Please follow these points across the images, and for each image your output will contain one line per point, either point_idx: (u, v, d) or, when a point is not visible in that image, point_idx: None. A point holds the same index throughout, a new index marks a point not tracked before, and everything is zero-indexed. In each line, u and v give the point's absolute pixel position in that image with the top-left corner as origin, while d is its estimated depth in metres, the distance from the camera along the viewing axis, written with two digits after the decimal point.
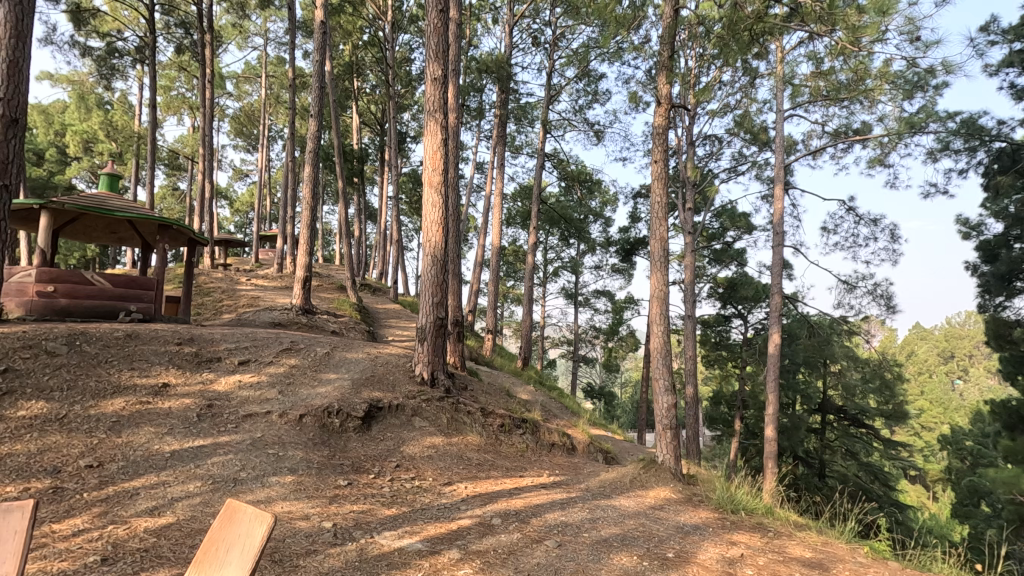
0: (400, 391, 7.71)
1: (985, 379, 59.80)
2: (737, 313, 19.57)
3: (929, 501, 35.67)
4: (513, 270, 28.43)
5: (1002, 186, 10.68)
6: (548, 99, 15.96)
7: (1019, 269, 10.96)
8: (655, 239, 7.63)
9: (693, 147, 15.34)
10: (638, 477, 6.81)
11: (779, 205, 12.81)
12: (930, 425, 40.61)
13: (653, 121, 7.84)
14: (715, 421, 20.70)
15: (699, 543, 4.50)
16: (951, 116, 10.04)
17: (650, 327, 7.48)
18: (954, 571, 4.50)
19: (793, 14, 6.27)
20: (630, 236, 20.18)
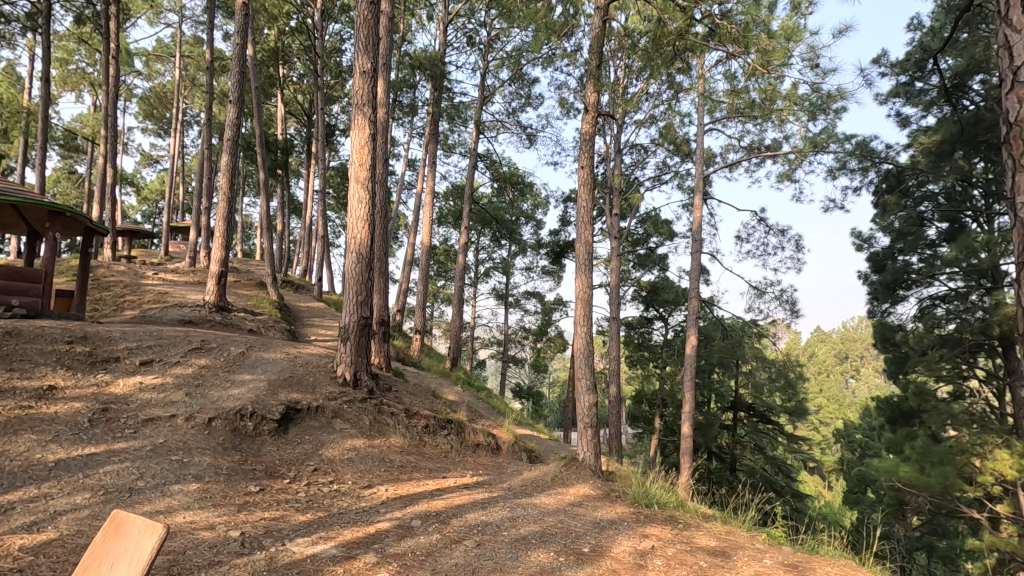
0: (320, 392, 7.44)
1: (873, 379, 66.09)
2: (659, 316, 20.48)
3: (825, 490, 38.92)
4: (443, 270, 28.20)
5: (889, 203, 11.89)
6: (482, 101, 15.96)
7: (902, 279, 12.15)
8: (581, 241, 7.83)
9: (620, 155, 15.88)
10: (559, 475, 6.95)
11: (698, 214, 13.58)
12: (826, 420, 44.42)
13: (580, 127, 8.06)
14: (636, 419, 21.56)
15: (614, 537, 4.66)
16: (848, 138, 11.06)
17: (575, 327, 7.69)
18: (838, 554, 4.93)
19: (712, 34, 6.59)
20: (560, 239, 20.59)
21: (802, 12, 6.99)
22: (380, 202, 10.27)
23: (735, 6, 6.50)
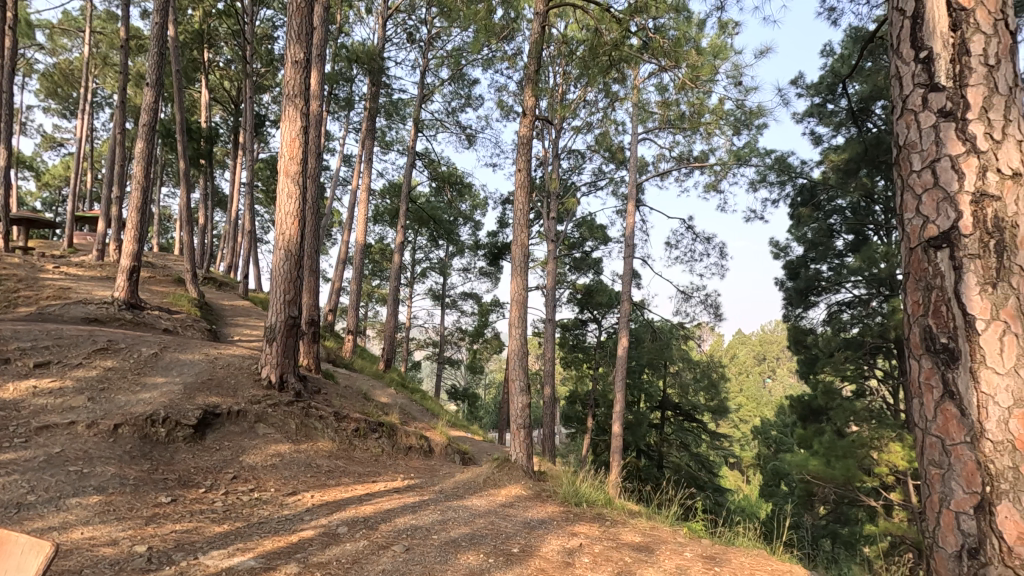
0: (242, 395, 7.06)
1: (788, 379, 70.84)
2: (593, 318, 21.00)
3: (744, 483, 41.33)
4: (379, 269, 27.57)
5: (803, 215, 12.82)
6: (421, 99, 15.74)
7: (813, 286, 13.12)
8: (517, 244, 7.89)
9: (558, 160, 16.14)
10: (491, 477, 6.95)
11: (630, 219, 14.04)
12: (745, 418, 47.20)
13: (518, 131, 8.13)
14: (570, 419, 22.01)
15: (544, 536, 4.73)
16: (768, 153, 11.81)
17: (510, 329, 7.74)
18: (751, 544, 5.24)
19: (646, 47, 6.82)
20: (498, 241, 20.66)
21: (729, 32, 7.39)
22: (312, 198, 9.90)
23: (667, 23, 6.76)
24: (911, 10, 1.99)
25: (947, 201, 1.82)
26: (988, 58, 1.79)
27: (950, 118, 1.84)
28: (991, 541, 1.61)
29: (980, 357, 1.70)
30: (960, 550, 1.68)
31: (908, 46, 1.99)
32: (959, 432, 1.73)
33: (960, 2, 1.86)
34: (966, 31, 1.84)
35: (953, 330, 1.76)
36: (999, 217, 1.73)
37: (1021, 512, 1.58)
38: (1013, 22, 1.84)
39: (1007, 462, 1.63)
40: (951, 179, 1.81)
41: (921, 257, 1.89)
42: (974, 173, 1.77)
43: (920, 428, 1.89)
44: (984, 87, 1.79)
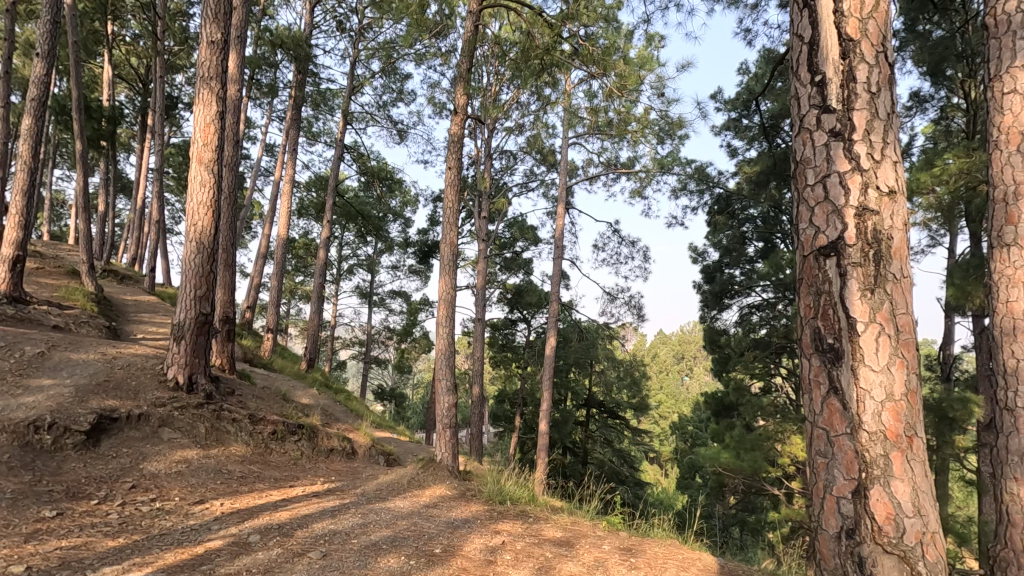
0: (144, 398, 6.52)
1: (703, 377, 75.02)
2: (522, 318, 21.21)
3: (663, 477, 43.25)
4: (302, 264, 26.45)
5: (719, 222, 13.64)
6: (351, 90, 15.23)
7: (727, 289, 13.96)
8: (445, 242, 7.83)
9: (490, 160, 16.17)
10: (415, 477, 6.86)
11: (560, 222, 14.32)
12: (665, 414, 49.35)
13: (448, 129, 8.07)
14: (498, 418, 22.14)
15: (467, 536, 4.73)
16: (689, 163, 12.43)
17: (437, 328, 7.67)
18: (665, 535, 5.49)
19: (577, 53, 6.98)
20: (428, 239, 20.38)
21: (655, 45, 7.71)
22: (228, 188, 9.33)
23: (597, 32, 6.93)
24: (808, 37, 2.16)
25: (836, 214, 1.99)
26: (870, 85, 2.00)
27: (840, 138, 2.01)
28: (865, 523, 1.79)
29: (860, 356, 1.88)
30: (840, 531, 1.85)
31: (806, 70, 2.15)
32: (841, 424, 1.89)
33: (848, 33, 2.04)
34: (854, 60, 2.02)
35: (838, 331, 1.93)
36: (877, 230, 1.92)
37: (889, 495, 1.78)
38: (891, 55, 2.04)
39: (879, 450, 1.82)
40: (839, 194, 1.99)
41: (812, 264, 2.05)
42: (857, 189, 1.96)
43: (810, 421, 2.05)
44: (868, 112, 1.99)
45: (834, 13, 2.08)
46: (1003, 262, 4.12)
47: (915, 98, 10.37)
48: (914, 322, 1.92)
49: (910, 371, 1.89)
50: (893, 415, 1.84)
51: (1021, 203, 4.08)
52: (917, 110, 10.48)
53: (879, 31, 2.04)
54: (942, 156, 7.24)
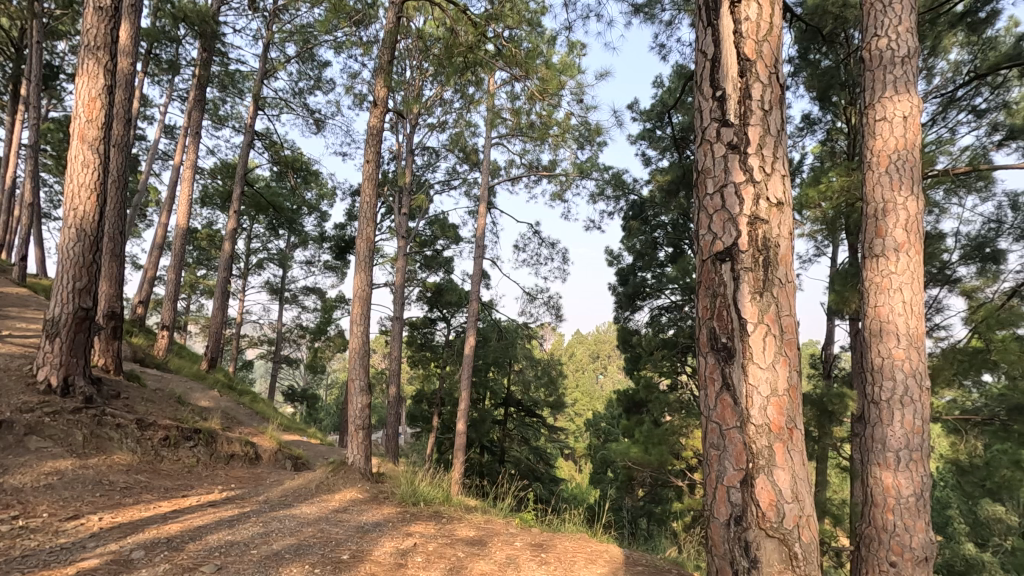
0: (7, 403, 5.76)
1: (617, 376, 78.12)
2: (442, 317, 20.98)
3: (577, 472, 44.49)
4: (206, 257, 24.63)
5: (634, 227, 14.25)
6: (263, 74, 14.36)
7: (639, 291, 14.59)
8: (362, 238, 7.58)
9: (411, 155, 15.88)
10: (325, 481, 6.60)
11: (481, 221, 14.32)
12: (580, 412, 50.78)
13: (367, 121, 7.83)
14: (415, 419, 21.82)
15: (377, 540, 4.60)
16: (606, 169, 12.88)
17: (351, 327, 7.40)
18: (576, 530, 5.64)
19: (500, 54, 6.99)
20: (346, 235, 19.63)
21: (576, 52, 7.90)
22: (116, 171, 8.47)
23: (521, 35, 6.98)
24: (711, 53, 2.29)
25: (731, 222, 2.13)
26: (763, 103, 2.16)
27: (737, 151, 2.15)
28: (751, 509, 1.93)
29: (750, 354, 2.02)
30: (730, 518, 1.97)
31: (708, 85, 2.28)
32: (732, 418, 2.02)
33: (746, 53, 2.18)
34: (750, 79, 2.17)
35: (731, 331, 2.06)
36: (766, 237, 2.08)
37: (771, 484, 1.93)
38: (782, 77, 2.22)
39: (764, 442, 1.97)
40: (734, 203, 2.13)
41: (710, 269, 2.18)
42: (750, 199, 2.10)
43: (704, 416, 2.18)
44: (760, 128, 2.14)
45: (733, 34, 2.22)
46: (873, 271, 4.63)
47: (806, 120, 11.38)
48: (796, 323, 2.09)
49: (792, 368, 2.05)
50: (777, 409, 1.99)
51: (887, 218, 4.60)
52: (807, 132, 11.52)
53: (772, 54, 2.20)
54: (827, 174, 8.00)
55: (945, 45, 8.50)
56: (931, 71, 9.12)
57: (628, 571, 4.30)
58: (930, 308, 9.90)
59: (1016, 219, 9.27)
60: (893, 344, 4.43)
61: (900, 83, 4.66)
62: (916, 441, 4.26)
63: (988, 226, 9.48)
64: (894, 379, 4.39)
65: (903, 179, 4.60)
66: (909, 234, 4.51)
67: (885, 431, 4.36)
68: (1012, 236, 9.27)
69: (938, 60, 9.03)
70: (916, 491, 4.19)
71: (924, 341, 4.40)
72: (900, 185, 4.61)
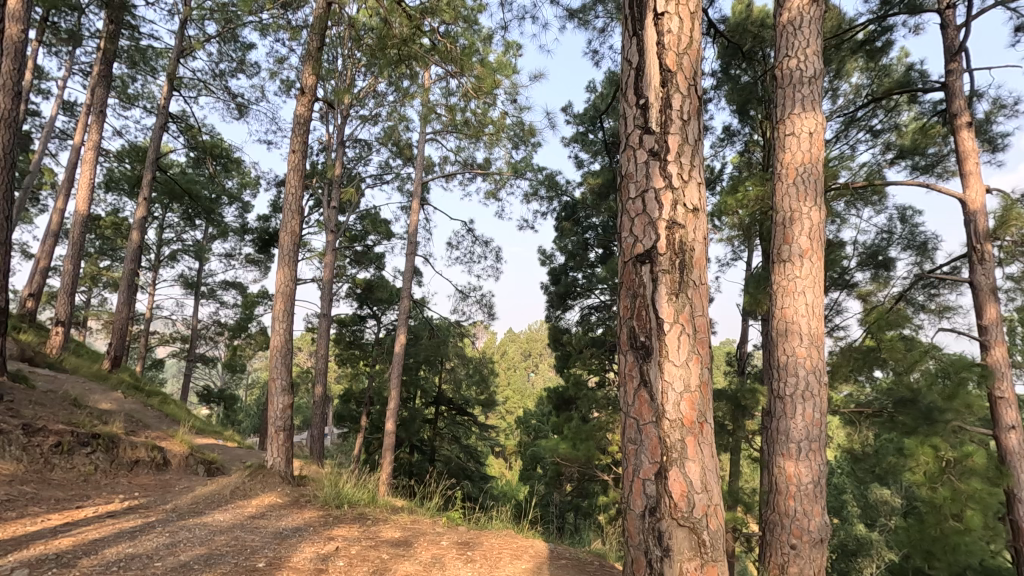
0: None
1: (548, 374, 79.39)
2: (372, 314, 20.45)
3: (507, 470, 44.83)
4: (110, 246, 22.66)
5: (566, 228, 14.54)
6: (179, 52, 13.39)
7: (571, 290, 14.88)
8: (285, 231, 7.25)
9: (342, 147, 15.36)
10: (241, 486, 6.26)
11: (415, 217, 14.08)
12: (511, 410, 51.28)
13: (294, 109, 7.50)
14: (342, 419, 21.16)
15: (296, 545, 4.42)
16: (540, 169, 13.03)
17: (273, 324, 7.06)
18: (503, 527, 5.69)
19: (434, 49, 6.88)
20: (270, 227, 18.69)
21: (512, 52, 7.94)
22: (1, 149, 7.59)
23: (457, 30, 6.93)
24: (636, 62, 2.37)
25: (651, 225, 2.21)
26: (683, 113, 2.27)
27: (658, 157, 2.24)
28: (664, 500, 2.02)
29: (666, 352, 2.11)
30: (645, 509, 2.06)
31: (633, 92, 2.36)
32: (648, 414, 2.11)
33: (667, 65, 2.28)
34: (671, 89, 2.27)
35: (649, 331, 2.15)
36: (683, 241, 2.18)
37: (683, 476, 2.03)
38: (700, 89, 2.34)
39: (678, 436, 2.07)
40: (654, 208, 2.22)
41: (632, 270, 2.26)
42: (668, 205, 2.20)
43: (623, 412, 2.26)
44: (679, 137, 2.25)
45: (656, 45, 2.30)
46: (781, 275, 4.98)
47: (726, 131, 12.05)
48: (709, 323, 2.21)
49: (704, 365, 2.17)
50: (689, 405, 2.10)
51: (794, 226, 4.96)
52: (727, 142, 12.20)
53: (692, 66, 2.31)
54: (744, 184, 8.51)
55: (848, 69, 9.28)
56: (835, 92, 9.93)
57: (552, 565, 4.38)
58: (831, 310, 10.77)
59: (904, 230, 10.27)
60: (796, 343, 4.79)
61: (807, 102, 5.04)
62: (815, 432, 4.62)
63: (881, 236, 10.44)
64: (797, 376, 4.75)
65: (808, 191, 4.97)
66: (812, 242, 4.89)
67: (788, 424, 4.71)
68: (901, 245, 10.26)
69: (841, 83, 9.86)
70: (814, 478, 4.55)
71: (824, 340, 4.78)
72: (805, 196, 4.97)
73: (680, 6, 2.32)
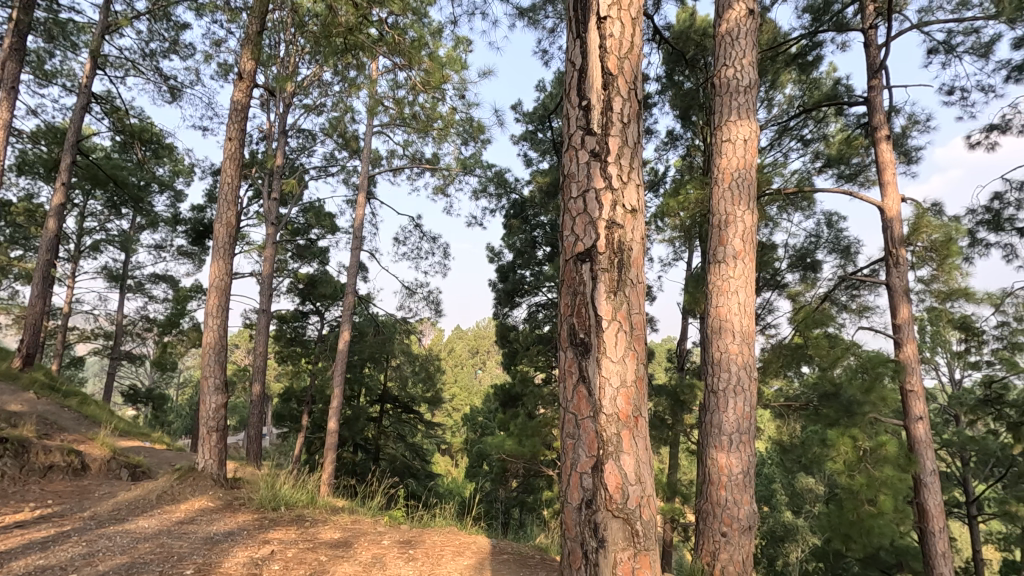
0: None
1: (495, 371, 79.65)
2: (315, 310, 19.83)
3: (453, 467, 44.64)
4: (23, 235, 20.87)
5: (514, 226, 14.61)
6: (104, 28, 12.49)
7: (518, 288, 14.96)
8: (221, 222, 6.92)
9: (284, 137, 14.80)
10: (168, 491, 5.94)
11: (360, 211, 13.75)
12: (457, 407, 51.12)
13: (231, 94, 7.16)
14: (282, 418, 20.43)
15: (228, 550, 4.25)
16: (489, 167, 13.01)
17: (206, 321, 6.73)
18: (446, 524, 5.67)
19: (382, 40, 6.73)
20: (205, 218, 17.78)
21: (462, 47, 7.89)
22: None
23: (406, 23, 6.81)
24: (579, 64, 2.40)
25: (591, 225, 2.26)
26: (623, 116, 2.33)
27: (598, 158, 2.29)
28: (600, 492, 2.07)
29: (603, 349, 2.17)
30: (581, 502, 2.11)
31: (576, 93, 2.39)
32: (586, 409, 2.16)
33: (609, 68, 2.33)
34: (612, 92, 2.33)
35: (588, 328, 2.19)
36: (621, 241, 2.24)
37: (618, 469, 2.10)
38: (640, 93, 2.40)
39: (613, 430, 2.13)
40: (594, 208, 2.27)
41: (572, 268, 2.30)
42: (608, 205, 2.25)
43: (562, 407, 2.30)
44: (619, 139, 2.31)
45: (598, 49, 2.35)
46: (716, 275, 5.20)
47: (669, 136, 12.46)
48: (645, 321, 2.28)
49: (639, 362, 2.24)
50: (625, 399, 2.16)
51: (728, 229, 5.20)
52: (670, 147, 12.60)
53: (632, 70, 2.38)
54: (685, 187, 8.81)
55: (782, 81, 9.80)
56: (770, 102, 10.45)
57: (493, 561, 4.41)
58: (763, 309, 11.35)
59: (830, 235, 10.95)
60: (729, 340, 5.02)
61: (742, 110, 5.28)
62: (745, 425, 4.87)
63: (809, 240, 11.09)
64: (729, 371, 4.98)
65: (742, 195, 5.21)
66: (745, 244, 5.14)
67: (721, 417, 4.93)
68: (827, 249, 10.94)
69: (776, 93, 10.39)
70: (744, 468, 4.79)
71: (754, 338, 5.03)
72: (739, 200, 5.21)
73: (622, 11, 2.37)
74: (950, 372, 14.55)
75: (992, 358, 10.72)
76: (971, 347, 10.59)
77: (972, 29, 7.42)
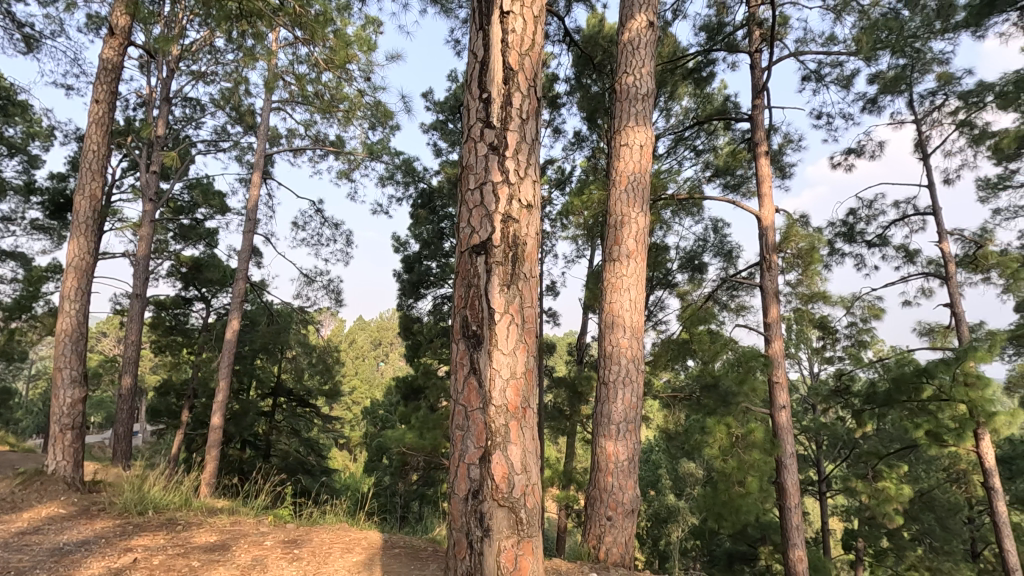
0: None
1: (398, 363, 78.28)
2: (199, 296, 18.23)
3: (351, 462, 43.35)
4: None
5: (422, 216, 14.36)
6: None
7: (424, 279, 14.75)
8: (82, 194, 6.14)
9: (167, 105, 13.43)
10: (8, 498, 5.22)
11: (254, 192, 12.81)
12: (357, 400, 49.60)
13: (100, 51, 6.35)
14: (158, 413, 18.65)
15: (80, 561, 3.80)
16: (397, 154, 12.65)
17: (61, 305, 5.93)
18: (337, 521, 5.48)
19: (282, 9, 6.27)
20: (67, 189, 15.71)
21: (371, 27, 7.61)
22: None
23: None
24: (481, 56, 2.40)
25: (487, 218, 2.27)
26: (522, 112, 2.36)
27: (496, 152, 2.30)
28: (487, 482, 2.10)
29: (494, 340, 2.19)
30: (468, 493, 2.13)
31: (476, 85, 2.39)
32: (476, 400, 2.17)
33: (510, 63, 2.35)
34: (512, 87, 2.35)
35: (480, 320, 2.20)
36: (516, 235, 2.27)
37: (504, 459, 2.13)
38: (539, 91, 2.45)
39: (501, 420, 2.16)
40: (490, 201, 2.28)
41: (467, 260, 2.29)
42: (504, 198, 2.28)
43: (452, 398, 2.29)
44: (518, 135, 2.34)
45: (500, 43, 2.35)
46: (610, 273, 5.45)
47: (576, 136, 12.85)
48: (537, 314, 2.34)
49: (529, 354, 2.28)
50: (514, 391, 2.20)
51: (623, 229, 5.47)
52: (576, 147, 12.99)
53: (532, 67, 2.42)
54: (589, 187, 9.13)
55: (679, 93, 10.47)
56: (668, 112, 11.11)
57: (384, 555, 4.32)
58: (655, 306, 12.08)
59: (716, 240, 11.89)
60: (620, 334, 5.29)
61: (639, 116, 5.57)
62: (632, 415, 5.18)
63: (698, 243, 11.96)
64: (619, 364, 5.26)
65: (636, 198, 5.50)
66: (637, 244, 5.44)
67: (610, 408, 5.20)
68: (713, 252, 11.87)
69: (674, 104, 11.04)
70: (629, 456, 5.08)
71: (643, 333, 5.35)
72: (633, 202, 5.50)
73: (524, 8, 2.40)
74: (810, 365, 16.40)
75: (843, 353, 12.20)
76: (826, 344, 11.99)
77: (838, 62, 8.34)
